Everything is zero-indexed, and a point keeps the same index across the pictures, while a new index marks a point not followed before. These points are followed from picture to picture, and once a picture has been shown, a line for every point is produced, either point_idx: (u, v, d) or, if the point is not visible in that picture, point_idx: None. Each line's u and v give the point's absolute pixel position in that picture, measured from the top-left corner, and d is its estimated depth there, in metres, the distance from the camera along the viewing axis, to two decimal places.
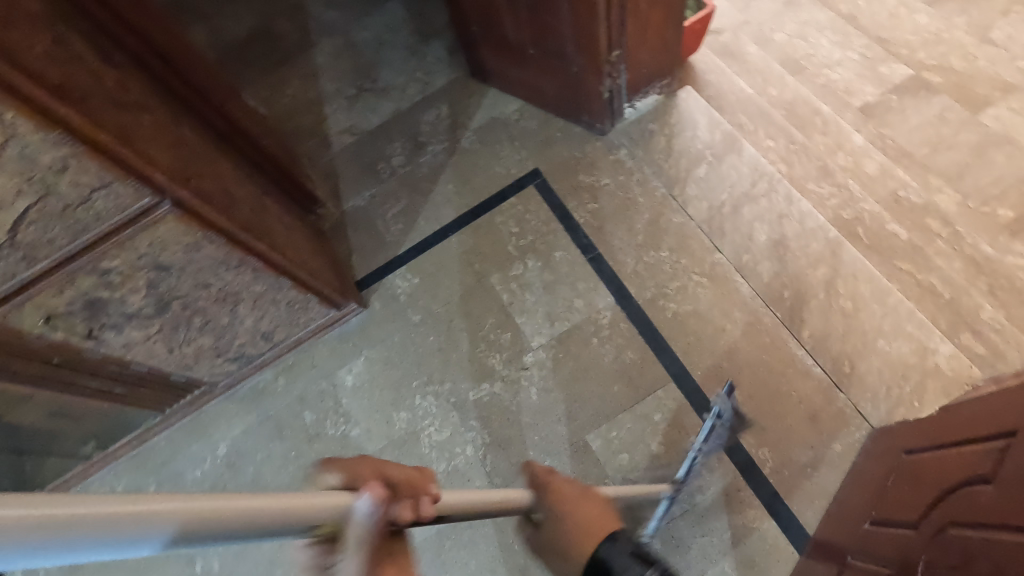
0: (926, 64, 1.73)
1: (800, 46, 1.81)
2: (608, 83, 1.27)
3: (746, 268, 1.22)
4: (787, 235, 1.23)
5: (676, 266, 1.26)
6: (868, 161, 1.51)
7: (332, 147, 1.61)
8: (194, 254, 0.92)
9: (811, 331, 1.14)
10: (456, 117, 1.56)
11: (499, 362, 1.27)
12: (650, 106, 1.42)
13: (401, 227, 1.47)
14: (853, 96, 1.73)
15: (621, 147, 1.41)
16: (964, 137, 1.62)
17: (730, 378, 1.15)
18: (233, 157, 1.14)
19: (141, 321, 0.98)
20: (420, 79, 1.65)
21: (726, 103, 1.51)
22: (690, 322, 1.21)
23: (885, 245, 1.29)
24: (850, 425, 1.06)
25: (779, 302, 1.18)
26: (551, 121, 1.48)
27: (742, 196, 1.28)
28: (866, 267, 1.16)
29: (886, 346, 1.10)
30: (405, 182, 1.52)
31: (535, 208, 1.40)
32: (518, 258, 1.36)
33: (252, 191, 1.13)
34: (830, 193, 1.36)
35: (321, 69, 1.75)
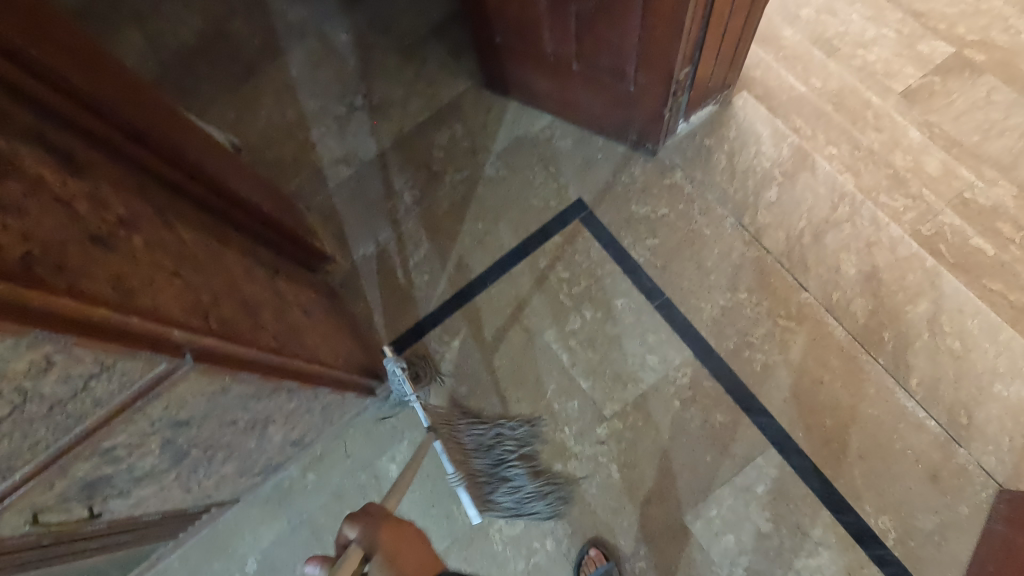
0: (967, 39, 1.60)
1: (831, 24, 1.65)
2: (670, 102, 1.08)
3: (838, 307, 1.09)
4: (879, 266, 1.10)
5: (758, 309, 1.12)
6: (929, 159, 1.38)
7: (327, 182, 1.36)
8: (220, 399, 0.71)
9: (921, 378, 1.03)
10: (474, 138, 1.34)
11: (570, 437, 1.11)
12: (703, 118, 1.24)
13: (426, 277, 1.26)
14: (893, 79, 1.60)
15: (676, 168, 1.23)
16: (1014, 122, 1.51)
17: (837, 439, 1.03)
18: (233, 237, 0.90)
19: (153, 480, 0.76)
20: (422, 91, 1.40)
21: (778, 104, 1.35)
22: (783, 375, 1.08)
23: (972, 263, 1.18)
24: (976, 484, 0.97)
25: (880, 346, 1.06)
26: (589, 139, 1.28)
27: (823, 221, 1.14)
28: (972, 300, 1.05)
29: (1004, 391, 1.00)
30: (425, 221, 1.30)
31: (585, 246, 1.21)
32: (573, 309, 1.18)
33: (263, 280, 0.90)
34: (905, 206, 1.24)
35: (297, 83, 1.47)
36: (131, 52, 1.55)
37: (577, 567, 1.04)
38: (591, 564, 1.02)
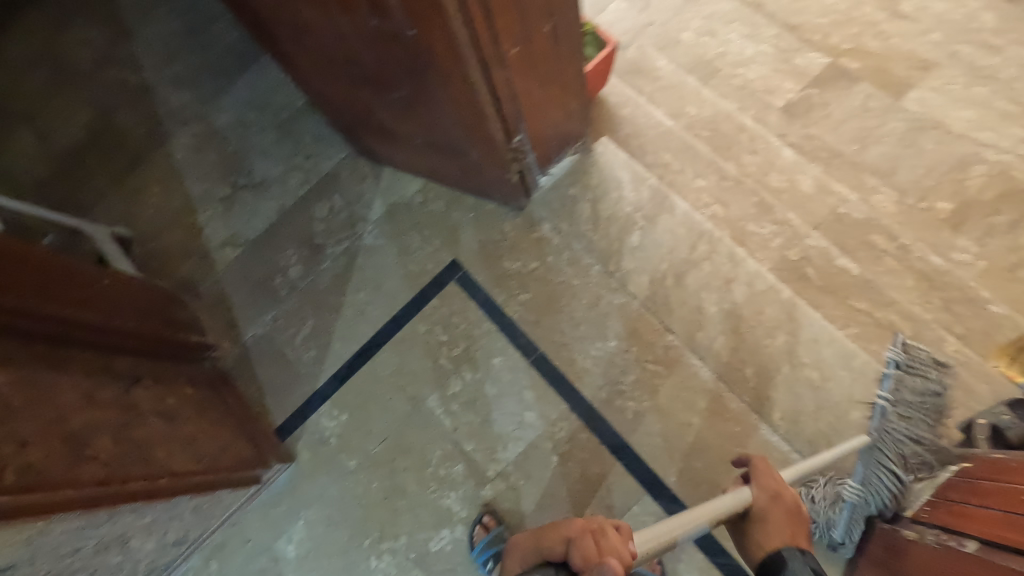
0: (841, 48, 1.62)
1: (709, 45, 1.68)
2: (513, 166, 1.10)
3: (702, 347, 1.11)
4: (738, 302, 1.12)
5: (627, 356, 1.14)
6: (803, 177, 1.41)
7: (215, 265, 1.39)
8: (44, 538, 0.72)
9: (783, 412, 1.05)
10: (352, 208, 1.36)
11: (455, 502, 1.13)
12: (566, 168, 1.26)
13: (313, 353, 1.28)
14: (773, 95, 1.62)
15: (543, 222, 1.25)
16: (891, 126, 1.53)
17: (707, 480, 1.05)
18: (76, 359, 0.92)
19: None
20: (301, 165, 1.42)
21: (646, 141, 1.38)
22: (654, 420, 1.10)
23: (837, 284, 1.20)
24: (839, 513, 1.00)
25: (742, 384, 1.08)
26: (460, 200, 1.31)
27: (684, 262, 1.16)
28: (826, 329, 1.07)
29: (862, 418, 1.02)
30: (309, 297, 1.32)
31: (462, 308, 1.23)
32: (453, 372, 1.20)
33: (111, 396, 0.91)
34: (773, 232, 1.26)
35: (183, 167, 1.49)
36: (21, 151, 1.57)
37: (472, 535, 1.09)
38: (483, 531, 1.07)
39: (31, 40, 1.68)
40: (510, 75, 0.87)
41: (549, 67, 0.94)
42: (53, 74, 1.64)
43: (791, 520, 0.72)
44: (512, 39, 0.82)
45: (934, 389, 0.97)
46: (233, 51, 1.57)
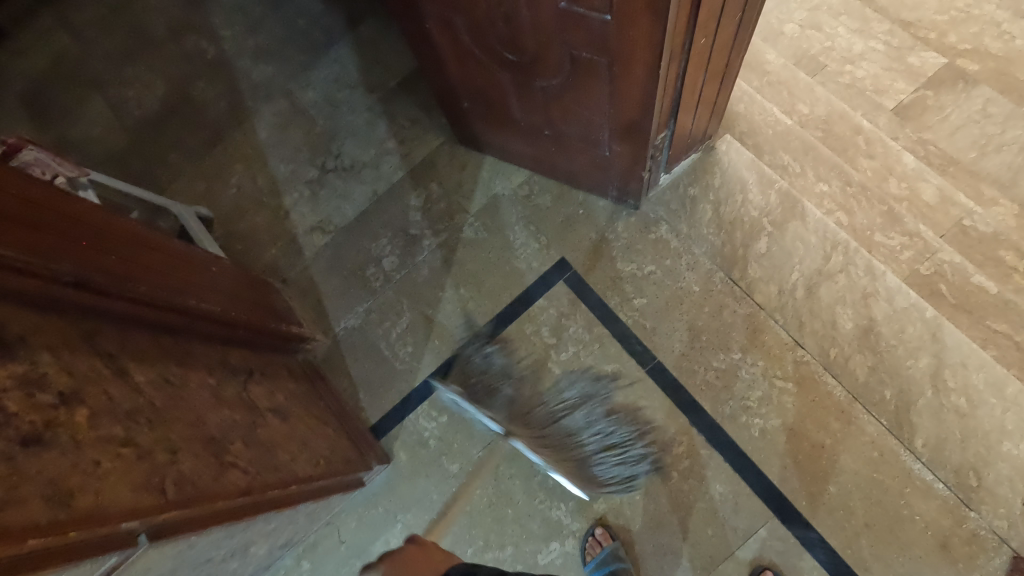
0: (959, 48, 1.53)
1: (816, 39, 1.59)
2: (647, 163, 1.04)
3: (837, 365, 1.05)
4: (876, 319, 1.06)
5: (753, 370, 1.08)
6: (925, 185, 1.33)
7: (303, 251, 1.33)
8: (192, 550, 0.68)
9: (926, 439, 0.99)
10: (451, 198, 1.29)
11: (565, 515, 1.08)
12: (686, 167, 1.20)
13: (411, 350, 1.22)
14: (884, 95, 1.53)
15: (660, 222, 1.18)
16: (1012, 135, 1.45)
17: (842, 506, 0.99)
18: (199, 352, 0.87)
19: None
20: (394, 150, 1.36)
21: (764, 140, 1.30)
22: (782, 440, 1.04)
23: (973, 303, 1.14)
24: (988, 550, 0.94)
25: (881, 406, 1.02)
26: (569, 194, 1.24)
27: (816, 273, 1.10)
28: (975, 352, 1.01)
29: (1014, 450, 0.96)
30: (405, 290, 1.26)
31: (571, 309, 1.18)
32: (563, 377, 1.14)
33: (235, 393, 0.87)
34: (902, 244, 1.19)
35: (267, 146, 1.43)
36: (94, 120, 1.50)
37: (583, 549, 1.05)
38: (596, 546, 1.04)
39: (106, 4, 1.61)
40: (689, 65, 0.81)
41: (718, 61, 0.88)
42: (128, 40, 1.56)
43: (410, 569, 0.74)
44: (705, 31, 0.76)
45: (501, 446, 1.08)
46: (320, 24, 1.49)
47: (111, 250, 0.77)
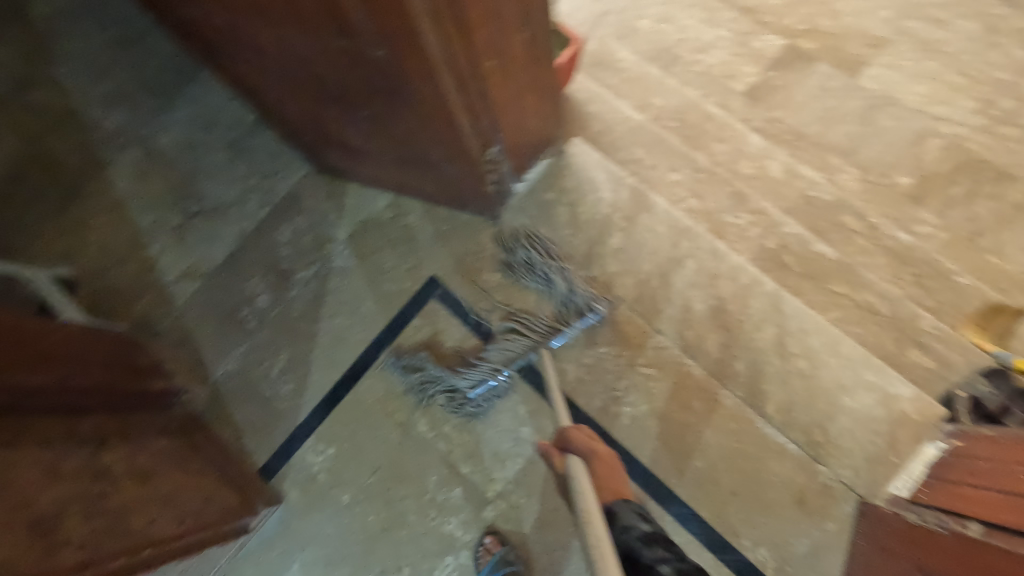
0: (796, 30, 1.63)
1: (669, 31, 1.66)
2: (491, 178, 1.07)
3: (693, 347, 1.11)
4: (724, 297, 1.12)
5: (619, 361, 1.13)
6: (772, 163, 1.42)
7: (174, 300, 1.29)
8: None
9: (776, 404, 1.06)
10: (318, 229, 1.29)
11: (457, 527, 1.10)
12: (540, 173, 1.23)
13: (292, 386, 1.22)
14: (734, 80, 1.61)
15: (521, 229, 1.21)
16: (850, 106, 1.55)
17: (709, 478, 1.05)
18: (38, 426, 0.83)
19: None
20: (257, 186, 1.34)
21: (617, 137, 1.35)
22: (651, 424, 1.09)
23: (816, 270, 1.22)
24: (838, 498, 1.01)
25: (735, 380, 1.09)
26: (434, 212, 1.26)
27: (668, 261, 1.15)
28: (812, 318, 1.09)
29: (852, 403, 1.04)
30: (282, 326, 1.25)
31: (445, 325, 1.20)
32: (443, 393, 1.16)
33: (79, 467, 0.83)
34: (749, 223, 1.26)
35: (126, 196, 1.38)
36: None
37: (476, 559, 1.08)
38: (487, 553, 1.06)
39: None
40: (488, 86, 0.83)
41: (524, 76, 0.90)
42: None
43: (604, 466, 0.95)
44: (489, 53, 0.78)
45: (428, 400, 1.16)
46: (170, 66, 1.46)
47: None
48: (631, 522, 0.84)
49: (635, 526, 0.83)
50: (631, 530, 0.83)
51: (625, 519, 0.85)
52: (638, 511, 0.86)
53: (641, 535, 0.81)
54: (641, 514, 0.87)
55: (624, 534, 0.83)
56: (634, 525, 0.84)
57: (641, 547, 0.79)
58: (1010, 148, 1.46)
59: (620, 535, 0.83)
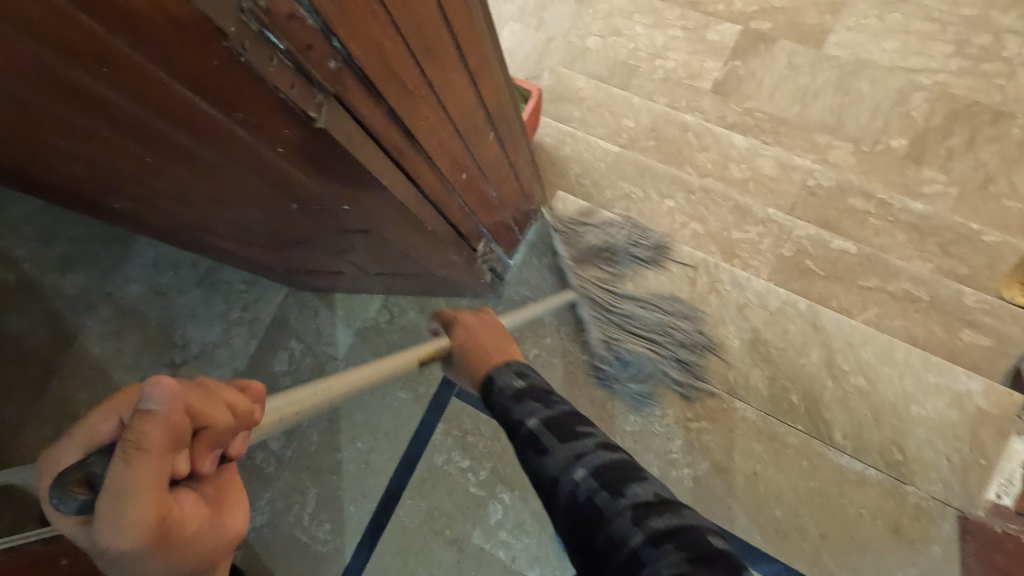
0: (749, 12, 1.53)
1: (619, 44, 1.56)
2: (484, 267, 0.99)
3: (740, 387, 1.04)
4: (759, 328, 1.06)
5: (666, 421, 1.04)
6: (763, 160, 1.36)
7: None
8: None
9: (843, 430, 0.99)
10: (315, 351, 1.21)
11: None
12: (533, 238, 1.17)
13: (328, 527, 1.12)
14: (699, 78, 1.51)
15: (528, 302, 1.14)
16: (823, 78, 1.45)
17: (793, 526, 0.97)
18: None
19: None
20: (242, 319, 1.27)
21: (599, 175, 1.28)
22: (717, 482, 1.01)
23: (842, 268, 1.15)
24: (935, 518, 0.93)
25: (793, 414, 1.01)
26: (433, 305, 1.18)
27: (689, 302, 1.09)
28: (856, 329, 1.02)
29: (923, 411, 0.97)
30: (301, 464, 1.15)
31: (473, 423, 1.13)
32: (489, 497, 1.09)
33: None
34: (759, 234, 1.19)
35: (105, 359, 1.27)
36: None
37: None
38: None
39: None
40: (464, 198, 0.75)
41: (496, 166, 0.82)
42: None
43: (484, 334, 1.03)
44: (459, 167, 0.70)
45: (636, 382, 1.06)
46: None
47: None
48: (509, 384, 0.65)
49: (511, 388, 0.63)
50: (507, 393, 0.62)
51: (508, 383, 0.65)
52: (516, 370, 0.66)
53: (512, 392, 0.62)
54: (523, 372, 0.66)
55: (500, 398, 0.63)
56: (510, 387, 0.63)
57: (511, 408, 0.60)
58: (998, 85, 1.37)
59: (496, 400, 0.63)
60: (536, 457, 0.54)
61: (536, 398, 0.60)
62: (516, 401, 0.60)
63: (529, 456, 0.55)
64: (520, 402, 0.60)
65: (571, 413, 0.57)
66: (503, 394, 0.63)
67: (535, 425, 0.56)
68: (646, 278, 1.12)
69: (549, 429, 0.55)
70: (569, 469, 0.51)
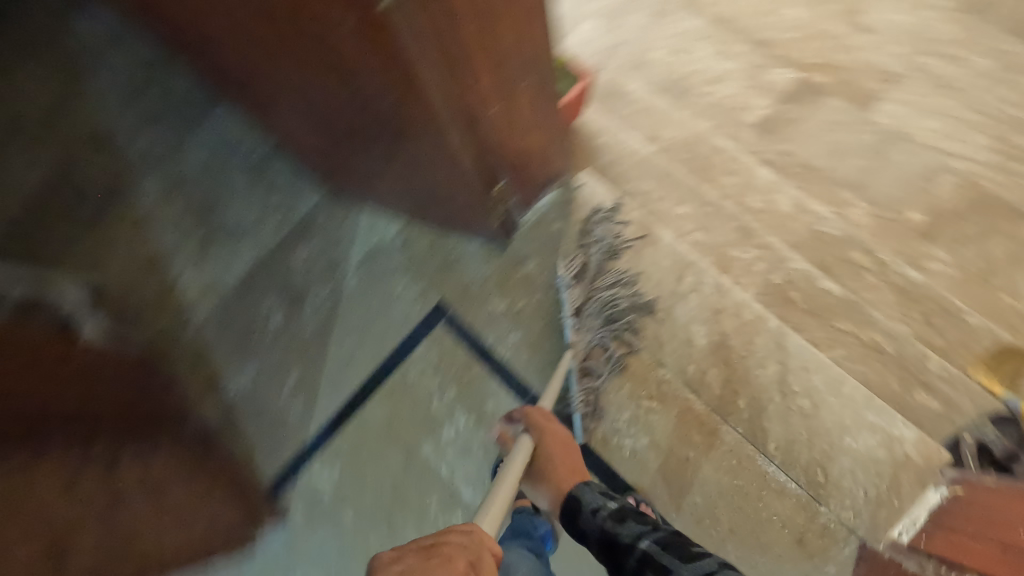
0: (809, 64, 1.54)
1: (679, 63, 1.58)
2: (496, 210, 1.11)
3: (695, 380, 1.12)
4: (727, 333, 1.14)
5: (621, 394, 1.14)
6: (781, 198, 1.44)
7: (192, 320, 1.34)
8: None
9: (777, 442, 1.07)
10: (331, 253, 1.33)
11: None
12: (548, 203, 1.27)
13: (301, 406, 1.25)
14: (744, 112, 1.53)
15: (528, 259, 1.25)
16: (861, 141, 1.47)
17: (708, 514, 1.06)
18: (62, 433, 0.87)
19: None
20: (276, 211, 1.39)
21: (627, 168, 1.38)
22: (651, 458, 1.10)
23: (822, 307, 1.24)
24: (838, 540, 1.01)
25: (736, 416, 1.09)
26: (443, 240, 1.29)
27: (671, 295, 1.18)
28: (814, 355, 1.10)
29: (854, 443, 1.04)
30: (293, 346, 1.29)
31: (451, 352, 1.23)
32: (447, 418, 1.19)
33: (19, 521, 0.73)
34: (756, 257, 1.28)
35: (150, 215, 1.42)
36: None
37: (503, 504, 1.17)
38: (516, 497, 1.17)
39: None
40: (492, 131, 0.88)
41: (528, 115, 0.94)
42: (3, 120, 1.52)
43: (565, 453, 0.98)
44: (493, 99, 0.83)
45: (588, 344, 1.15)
46: (196, 89, 1.50)
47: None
48: (596, 504, 0.90)
49: (604, 510, 0.89)
50: (600, 512, 0.88)
51: (590, 502, 0.90)
52: (597, 490, 0.92)
53: (610, 514, 0.88)
54: (604, 493, 0.93)
55: (594, 517, 0.88)
56: (600, 506, 0.89)
57: (614, 528, 0.86)
58: None
59: (591, 519, 0.88)
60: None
61: (621, 512, 0.88)
62: (630, 538, 0.83)
63: (648, 573, 0.79)
64: (616, 526, 0.86)
65: (668, 533, 0.84)
66: (598, 515, 0.88)
67: (648, 546, 0.81)
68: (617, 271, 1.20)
69: (665, 549, 0.80)
70: None
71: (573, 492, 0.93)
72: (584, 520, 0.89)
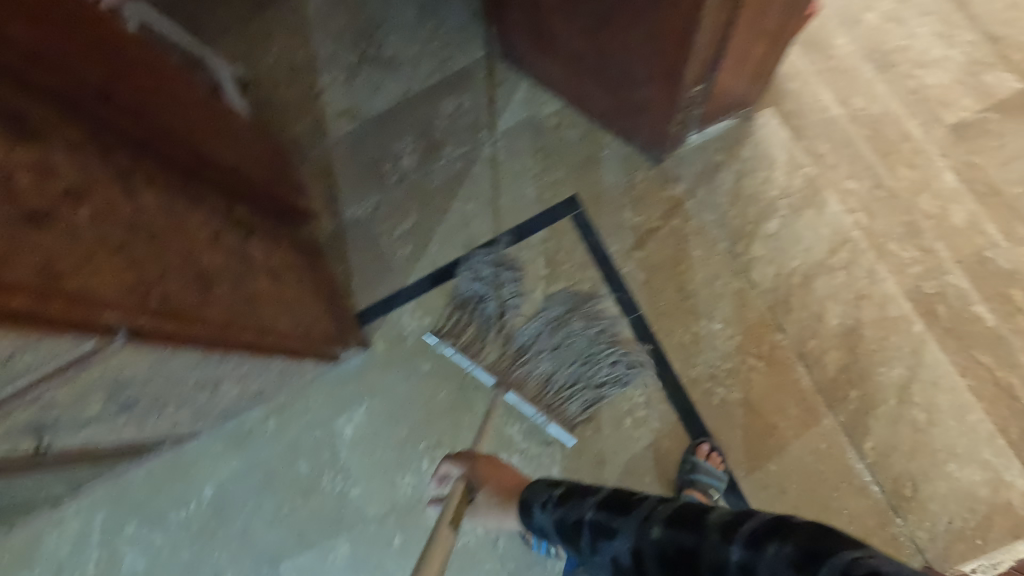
0: None
1: (892, 31, 1.25)
2: (678, 115, 1.04)
3: (811, 355, 1.08)
4: (863, 321, 1.08)
5: (729, 343, 1.10)
6: (957, 209, 1.14)
7: (328, 135, 1.33)
8: (163, 367, 0.74)
9: (875, 443, 1.03)
10: (478, 113, 1.29)
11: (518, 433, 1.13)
12: (722, 131, 1.20)
13: (408, 250, 1.26)
14: (948, 107, 1.20)
15: (679, 182, 1.19)
16: None
17: (777, 483, 1.04)
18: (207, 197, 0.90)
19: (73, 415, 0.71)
20: (434, 53, 1.34)
21: (807, 124, 1.20)
22: (738, 414, 1.08)
23: (964, 331, 1.07)
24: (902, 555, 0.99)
25: (841, 403, 1.05)
26: (596, 135, 1.24)
27: (818, 265, 1.12)
28: (948, 375, 1.05)
29: (956, 471, 1.00)
30: (417, 191, 1.28)
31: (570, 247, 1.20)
32: None
33: (159, 240, 0.74)
34: (913, 258, 1.12)
35: (313, 20, 1.40)
36: None
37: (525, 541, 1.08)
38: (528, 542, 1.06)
39: None
40: (738, 15, 0.81)
41: (771, 18, 0.87)
42: None
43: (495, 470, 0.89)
44: None
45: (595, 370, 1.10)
46: None
47: (83, 28, 0.69)
48: (542, 499, 0.78)
49: (552, 499, 0.76)
50: (546, 500, 0.76)
51: (536, 498, 0.78)
52: (546, 484, 0.79)
53: (555, 501, 0.74)
54: (552, 481, 0.80)
55: (543, 513, 0.76)
56: (544, 496, 0.77)
57: (563, 512, 0.72)
58: None
59: (542, 515, 0.76)
60: (618, 543, 0.63)
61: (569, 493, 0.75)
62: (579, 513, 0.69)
63: (611, 546, 0.64)
64: (565, 505, 0.73)
65: (615, 494, 0.68)
66: (547, 509, 0.75)
67: (596, 515, 0.67)
68: (562, 299, 1.15)
69: (613, 514, 0.65)
70: (657, 540, 0.59)
71: (524, 496, 0.81)
72: (539, 519, 0.76)
